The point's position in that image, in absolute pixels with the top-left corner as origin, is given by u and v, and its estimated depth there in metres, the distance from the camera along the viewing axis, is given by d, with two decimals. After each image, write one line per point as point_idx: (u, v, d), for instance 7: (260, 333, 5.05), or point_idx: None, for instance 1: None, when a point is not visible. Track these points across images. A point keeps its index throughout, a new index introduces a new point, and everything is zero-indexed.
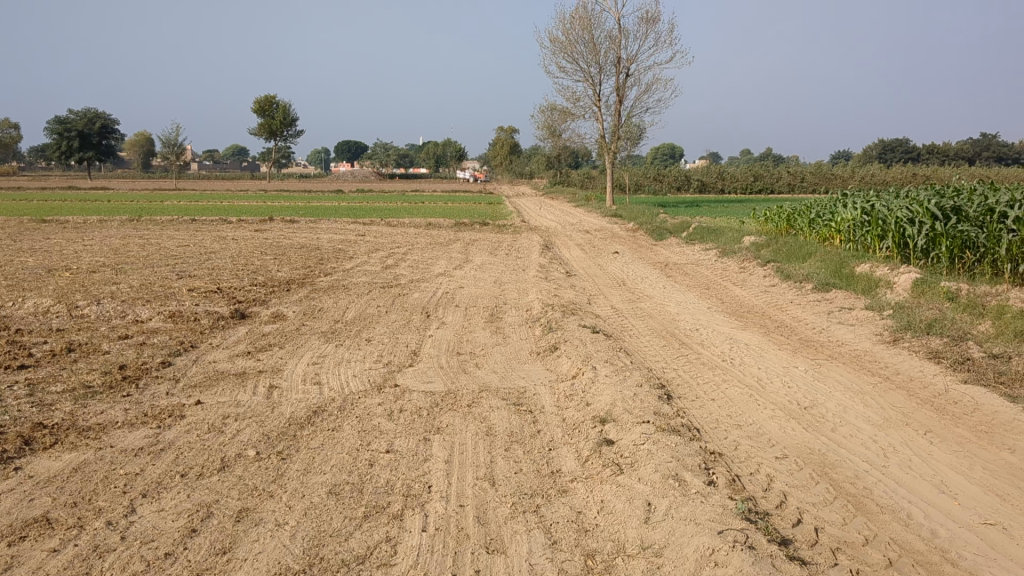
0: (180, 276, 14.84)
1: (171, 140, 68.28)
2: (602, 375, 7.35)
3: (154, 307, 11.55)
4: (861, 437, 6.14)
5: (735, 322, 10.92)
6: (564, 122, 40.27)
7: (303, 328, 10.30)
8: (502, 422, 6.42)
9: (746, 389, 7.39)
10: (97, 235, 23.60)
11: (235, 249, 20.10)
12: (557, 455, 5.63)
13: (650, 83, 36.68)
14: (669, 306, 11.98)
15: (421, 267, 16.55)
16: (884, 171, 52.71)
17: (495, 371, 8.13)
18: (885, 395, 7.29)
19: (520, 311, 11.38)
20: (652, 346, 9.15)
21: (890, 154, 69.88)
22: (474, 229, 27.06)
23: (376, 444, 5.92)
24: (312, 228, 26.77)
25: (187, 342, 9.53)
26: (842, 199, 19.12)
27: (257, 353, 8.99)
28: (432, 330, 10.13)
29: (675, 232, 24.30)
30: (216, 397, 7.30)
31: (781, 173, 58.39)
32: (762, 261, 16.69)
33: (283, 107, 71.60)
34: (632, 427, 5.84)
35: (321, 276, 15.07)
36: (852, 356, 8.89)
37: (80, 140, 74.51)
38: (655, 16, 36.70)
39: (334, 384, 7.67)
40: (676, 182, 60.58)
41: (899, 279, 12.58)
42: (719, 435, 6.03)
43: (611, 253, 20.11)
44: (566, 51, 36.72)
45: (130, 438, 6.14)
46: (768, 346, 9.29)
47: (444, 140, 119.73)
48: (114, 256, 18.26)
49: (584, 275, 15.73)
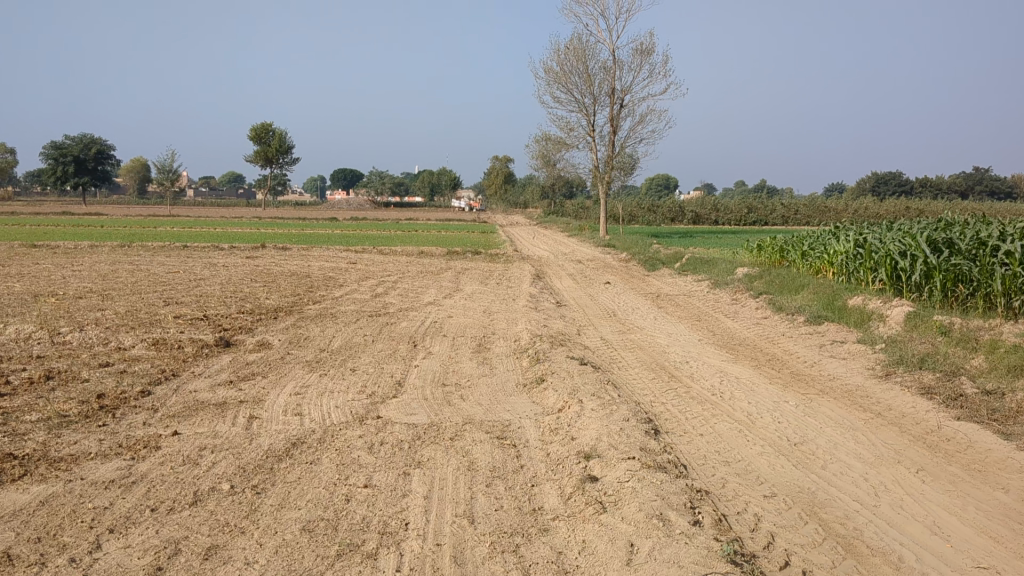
0: (167, 303, 14.68)
1: (166, 166, 68.30)
2: (589, 409, 7.21)
3: (138, 335, 11.38)
4: (852, 475, 6.00)
5: (726, 354, 10.81)
6: (558, 152, 40.35)
7: (288, 357, 10.16)
8: (485, 456, 6.27)
9: (736, 424, 7.26)
10: (87, 261, 23.47)
11: (224, 275, 19.98)
12: (539, 491, 5.48)
13: (644, 114, 36.81)
14: (659, 338, 11.86)
15: (411, 296, 16.44)
16: (877, 204, 52.89)
17: (481, 403, 7.98)
18: (877, 431, 7.16)
19: (508, 342, 11.24)
20: (641, 379, 9.02)
21: (883, 187, 70.19)
22: (466, 258, 26.96)
23: (355, 478, 5.77)
24: (304, 255, 26.68)
25: (169, 370, 9.37)
26: (836, 232, 19.06)
27: (239, 382, 8.82)
28: (418, 360, 9.99)
29: (668, 263, 24.24)
30: (194, 428, 7.14)
31: (775, 205, 58.48)
32: (755, 293, 16.59)
33: (279, 135, 71.73)
34: (617, 463, 5.70)
35: (310, 304, 14.95)
36: (844, 390, 8.77)
37: (76, 166, 74.49)
38: (650, 48, 36.89)
39: (316, 415, 7.51)
40: (670, 213, 60.74)
41: (891, 313, 12.47)
42: (706, 472, 5.89)
43: (603, 283, 20.01)
44: (560, 81, 36.85)
45: (101, 470, 5.97)
46: (759, 381, 9.16)
47: (439, 170, 120.11)
48: (102, 283, 18.09)
49: (575, 305, 15.61)
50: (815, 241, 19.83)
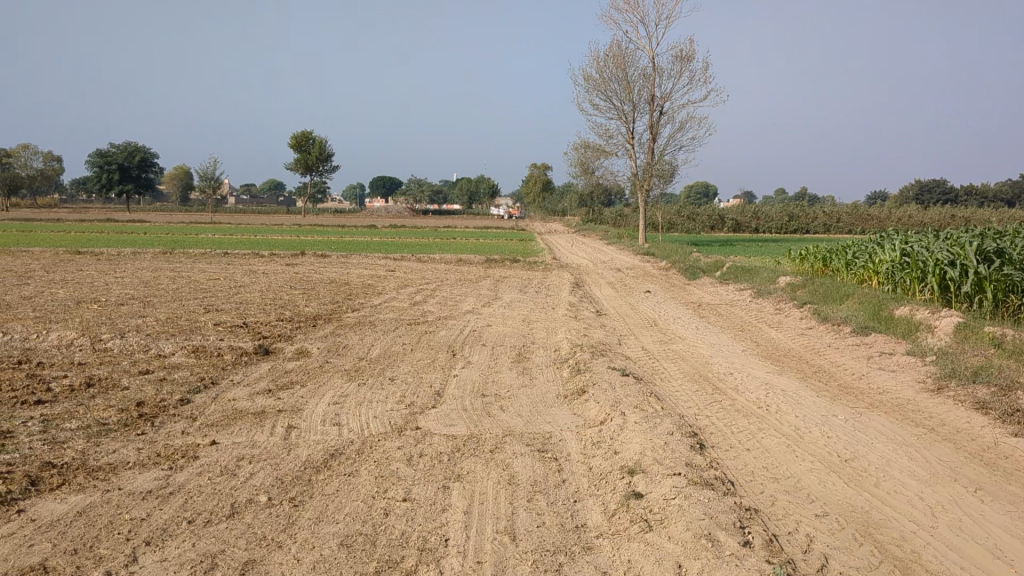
0: (207, 310, 14.74)
1: (208, 173, 69.04)
2: (632, 422, 7.04)
3: (178, 342, 11.41)
4: (907, 493, 5.79)
5: (770, 366, 10.58)
6: (597, 159, 40.20)
7: (326, 365, 10.11)
8: (527, 470, 6.14)
9: (783, 439, 7.05)
10: (130, 268, 23.69)
11: (264, 282, 20.07)
12: (582, 507, 5.34)
13: (684, 121, 36.54)
14: (702, 348, 11.67)
15: (449, 304, 16.37)
16: (921, 212, 52.07)
17: (521, 414, 7.85)
18: (930, 448, 6.92)
19: (548, 351, 11.11)
20: (684, 391, 8.83)
21: (927, 195, 69.09)
22: (504, 266, 26.89)
23: (393, 491, 5.67)
24: (343, 262, 26.73)
25: (208, 378, 9.35)
26: (881, 240, 18.71)
27: (277, 391, 8.76)
28: (457, 369, 9.89)
29: (708, 271, 24.00)
30: (232, 437, 7.08)
31: (817, 213, 57.78)
32: (798, 302, 16.33)
33: (319, 143, 72.23)
34: (662, 479, 5.54)
35: (348, 312, 14.93)
36: (894, 404, 8.52)
37: (120, 173, 75.65)
38: (690, 54, 36.65)
39: (355, 425, 7.43)
40: (709, 221, 60.48)
41: (939, 323, 12.17)
42: (755, 488, 5.70)
43: (643, 292, 19.81)
44: (600, 88, 36.68)
45: (139, 480, 5.93)
46: (806, 393, 8.94)
47: (478, 178, 120.45)
48: (144, 289, 18.22)
49: (615, 314, 15.45)
50: (860, 249, 19.47)
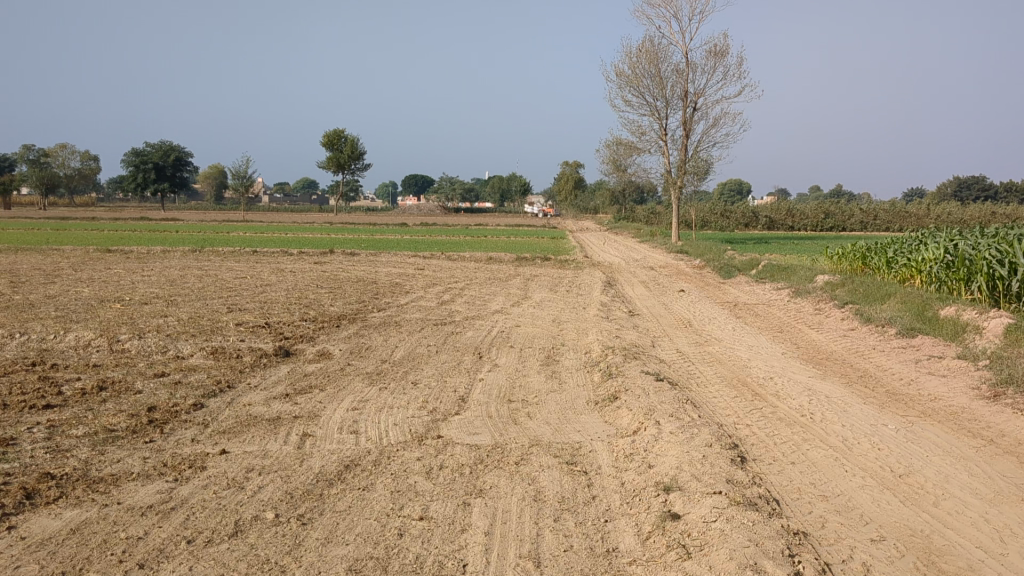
0: (230, 309, 14.46)
1: (240, 172, 69.16)
2: (667, 432, 6.59)
3: (197, 343, 11.08)
4: (971, 514, 5.29)
5: (812, 370, 10.05)
6: (629, 156, 39.63)
7: (348, 368, 9.72)
8: (554, 484, 5.70)
9: (830, 451, 6.56)
10: (158, 267, 23.51)
11: (291, 281, 19.80)
12: (613, 529, 4.89)
13: (718, 117, 35.87)
14: (739, 351, 11.15)
15: (478, 303, 15.95)
16: (961, 209, 50.96)
17: (548, 422, 7.40)
18: (990, 462, 6.41)
19: (578, 353, 10.67)
20: (723, 397, 8.35)
21: (966, 192, 67.73)
22: (535, 264, 26.48)
23: (409, 509, 5.25)
24: (371, 261, 26.39)
25: (224, 381, 9.01)
26: (924, 237, 18.02)
27: (296, 396, 8.40)
28: (482, 373, 9.47)
29: (744, 269, 23.45)
30: (244, 446, 6.70)
31: (853, 211, 56.76)
32: (838, 301, 15.74)
33: (352, 141, 72.33)
34: (701, 498, 5.08)
35: (374, 312, 14.54)
36: (947, 413, 7.98)
37: (155, 172, 76.06)
38: (724, 49, 36.01)
39: (373, 433, 7.03)
40: (743, 219, 59.76)
41: (989, 324, 11.58)
42: (802, 508, 5.24)
43: (677, 291, 19.28)
44: (632, 84, 36.06)
45: (141, 494, 5.56)
46: (852, 400, 8.43)
47: (510, 176, 120.09)
48: (169, 288, 18.00)
49: (648, 315, 14.98)
50: (901, 246, 18.79)
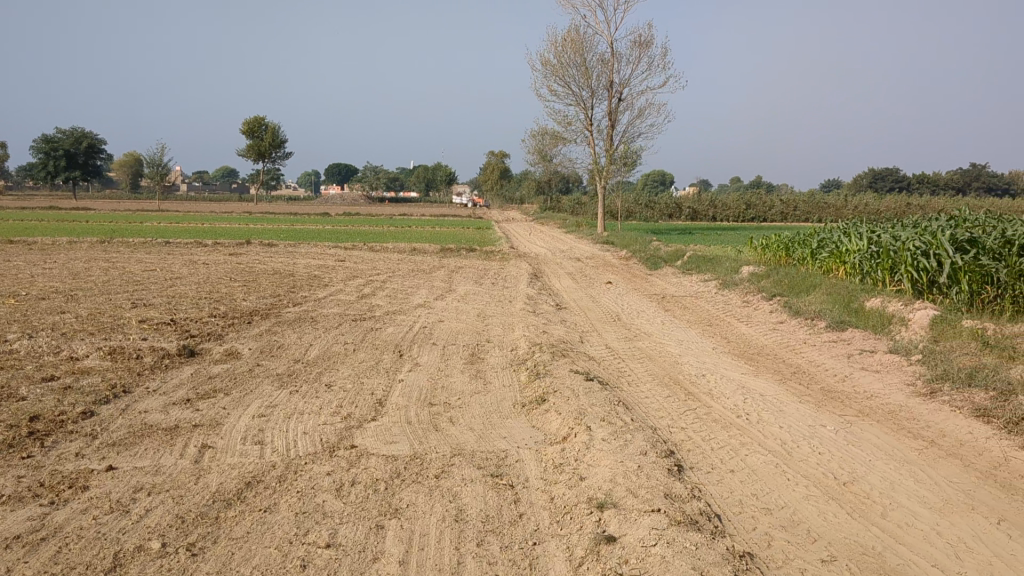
0: (135, 305, 13.58)
1: (156, 159, 66.83)
2: (599, 438, 6.14)
3: (94, 343, 10.27)
4: (922, 527, 4.97)
5: (745, 366, 9.76)
6: (555, 147, 39.35)
7: (257, 369, 9.08)
8: (477, 502, 5.20)
9: (770, 457, 6.19)
10: (62, 259, 22.27)
11: (203, 274, 18.91)
12: (543, 555, 4.42)
13: (644, 108, 35.73)
14: (669, 346, 10.80)
15: (400, 297, 15.34)
16: (877, 200, 52.05)
17: (472, 428, 6.89)
18: (935, 466, 6.12)
19: (504, 351, 10.19)
20: (655, 397, 7.95)
21: (880, 182, 69.30)
22: (460, 255, 26.01)
23: (314, 534, 4.69)
24: (292, 253, 25.51)
25: (120, 385, 8.26)
26: (847, 227, 17.99)
27: (197, 402, 7.73)
28: (403, 373, 8.90)
29: (670, 260, 23.32)
30: (133, 461, 6.03)
31: (774, 202, 57.56)
32: (765, 293, 15.57)
33: (273, 129, 70.68)
34: (638, 517, 4.64)
35: (290, 307, 13.82)
36: (885, 412, 7.70)
37: (67, 160, 73.12)
38: (648, 39, 35.86)
39: (280, 445, 6.42)
40: (667, 210, 60.18)
41: (915, 315, 11.45)
42: (746, 525, 4.84)
43: (604, 283, 18.97)
44: (558, 74, 35.74)
45: (8, 522, 4.88)
46: (788, 399, 8.10)
47: (435, 165, 119.14)
48: (72, 282, 16.99)
49: (575, 308, 14.58)
50: (824, 237, 18.73)
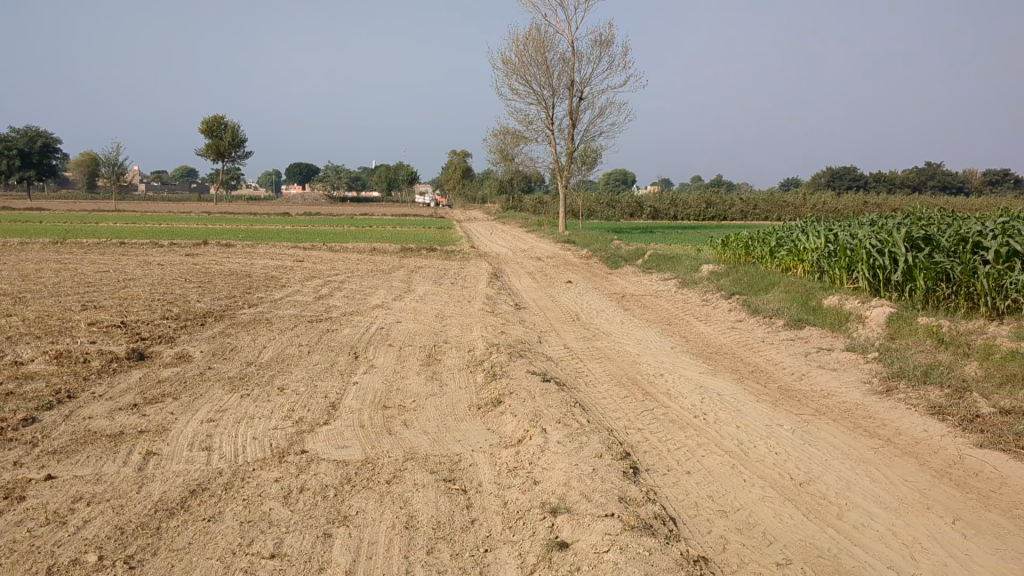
0: (85, 307, 13.28)
1: (112, 158, 65.75)
2: (554, 441, 6.05)
3: (39, 347, 10.00)
4: (877, 527, 4.94)
5: (703, 365, 9.73)
6: (516, 146, 39.27)
7: (208, 372, 8.87)
8: (428, 508, 5.08)
9: (726, 457, 6.14)
10: (13, 261, 21.78)
11: (158, 276, 18.55)
12: (493, 562, 4.32)
13: (605, 107, 35.77)
14: (628, 346, 10.74)
15: (358, 298, 15.15)
16: (835, 198, 52.57)
17: (426, 432, 6.76)
18: (891, 465, 6.10)
19: (461, 352, 10.06)
20: (612, 398, 7.88)
21: (838, 181, 70.10)
22: (420, 255, 25.85)
23: (259, 544, 4.54)
24: (249, 253, 25.17)
25: (64, 390, 8.03)
26: (805, 226, 18.07)
27: (144, 407, 7.52)
28: (357, 375, 8.75)
29: (630, 259, 23.31)
30: (74, 470, 5.83)
31: (734, 200, 57.96)
32: (724, 291, 15.58)
33: (233, 127, 69.90)
34: (591, 523, 4.54)
35: (245, 308, 13.59)
36: (842, 410, 7.70)
37: (21, 159, 71.73)
38: (609, 38, 35.89)
39: (228, 451, 6.25)
40: (629, 208, 60.28)
41: (871, 313, 11.50)
42: (702, 528, 4.77)
43: (564, 282, 18.90)
44: (519, 72, 35.62)
45: None
46: (745, 398, 8.07)
47: (397, 165, 118.62)
48: (21, 284, 16.62)
49: (534, 308, 14.49)
50: (782, 236, 18.82)
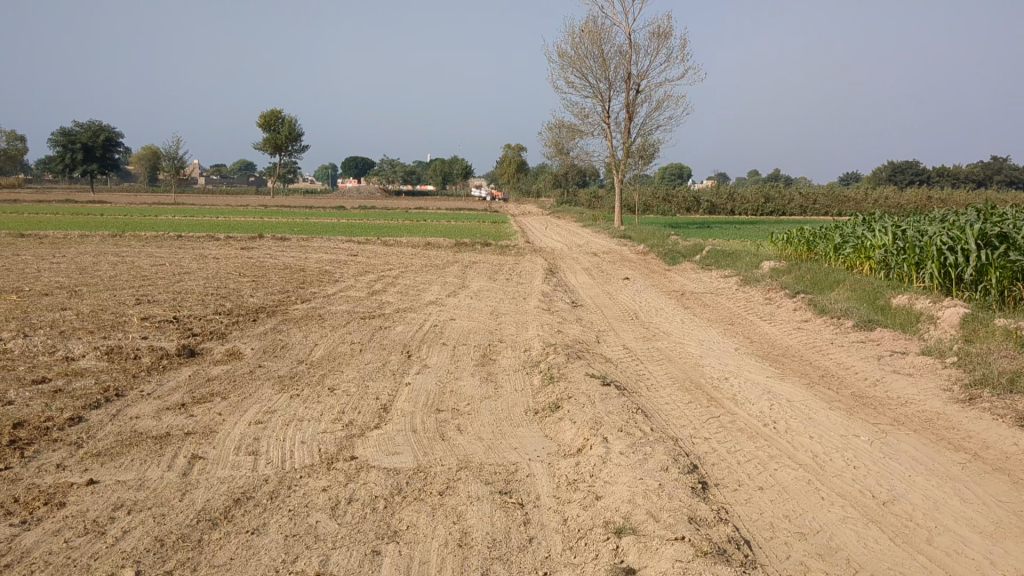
0: (139, 302, 13.19)
1: (172, 151, 66.51)
2: (616, 452, 5.70)
3: (91, 342, 9.89)
4: (974, 556, 4.50)
5: (769, 368, 9.29)
6: (571, 139, 38.85)
7: (258, 371, 8.67)
8: (483, 523, 4.76)
9: (801, 472, 5.73)
10: (72, 253, 21.93)
11: (212, 269, 18.55)
12: None
13: (662, 100, 35.19)
14: (690, 347, 10.32)
15: (411, 294, 14.89)
16: (898, 194, 51.27)
17: (481, 438, 6.46)
18: (981, 482, 5.65)
19: (516, 352, 9.75)
20: (675, 404, 7.49)
21: (899, 175, 68.39)
22: (475, 250, 25.59)
23: (303, 562, 4.27)
24: (305, 247, 25.13)
25: (113, 389, 7.87)
26: (870, 221, 17.42)
27: (192, 407, 7.33)
28: (410, 375, 8.48)
29: (688, 255, 22.77)
30: (117, 474, 5.63)
31: (793, 195, 56.82)
32: (787, 290, 15.04)
33: (290, 122, 70.46)
34: (660, 547, 4.20)
35: (297, 304, 13.40)
36: (922, 420, 7.21)
37: (84, 153, 72.99)
38: (667, 31, 35.31)
39: (275, 456, 6.01)
40: (685, 204, 58.76)
41: (944, 313, 10.93)
42: (781, 554, 4.38)
43: (621, 279, 18.45)
44: (575, 65, 35.22)
45: None
46: (817, 405, 7.62)
47: (452, 159, 118.81)
48: (78, 277, 16.65)
49: (592, 306, 14.12)
50: (847, 232, 18.16)
